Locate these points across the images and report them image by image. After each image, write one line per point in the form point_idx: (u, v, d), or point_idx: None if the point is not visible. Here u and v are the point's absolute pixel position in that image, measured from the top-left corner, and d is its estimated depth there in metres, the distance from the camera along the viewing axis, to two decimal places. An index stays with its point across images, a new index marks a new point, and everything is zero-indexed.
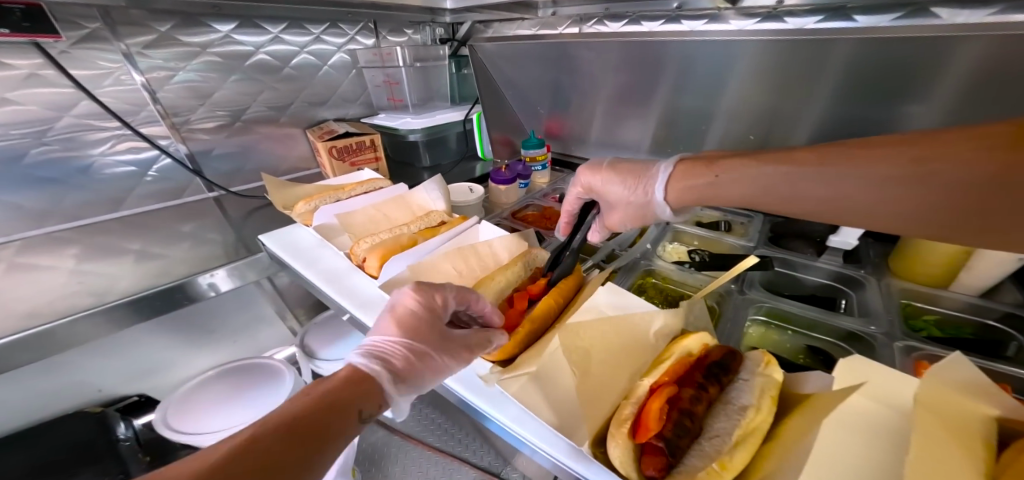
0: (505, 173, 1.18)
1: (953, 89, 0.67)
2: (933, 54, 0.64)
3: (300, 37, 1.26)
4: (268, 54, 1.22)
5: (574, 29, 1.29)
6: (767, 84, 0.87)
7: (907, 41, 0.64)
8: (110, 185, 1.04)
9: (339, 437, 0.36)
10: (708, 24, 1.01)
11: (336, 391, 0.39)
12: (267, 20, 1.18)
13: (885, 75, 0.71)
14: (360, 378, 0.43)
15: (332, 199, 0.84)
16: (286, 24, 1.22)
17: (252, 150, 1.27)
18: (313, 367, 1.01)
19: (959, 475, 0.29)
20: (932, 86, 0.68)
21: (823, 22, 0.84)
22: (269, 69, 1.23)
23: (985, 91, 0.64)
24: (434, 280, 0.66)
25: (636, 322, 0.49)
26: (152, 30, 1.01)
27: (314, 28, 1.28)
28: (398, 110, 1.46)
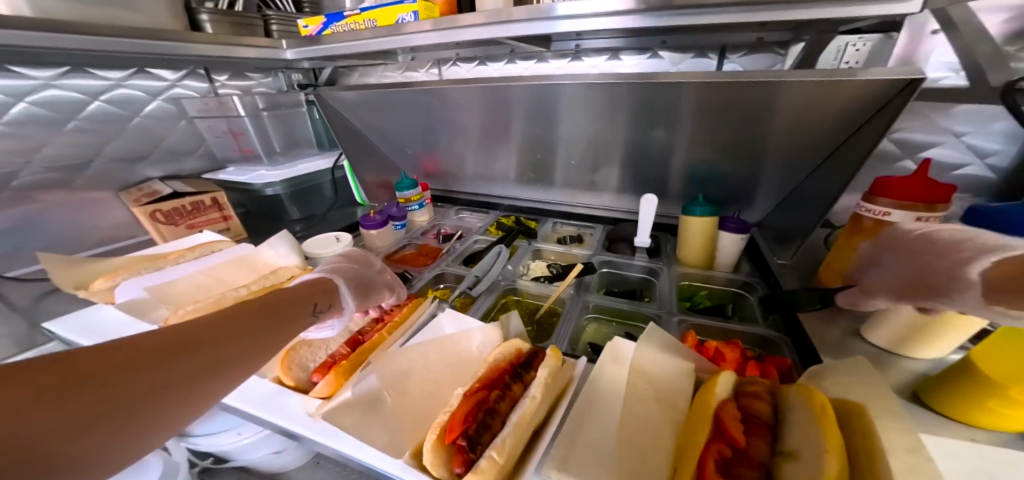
0: (374, 218, 1.18)
1: (690, 122, 0.96)
2: (673, 96, 0.92)
3: (90, 84, 1.07)
4: (36, 103, 0.99)
5: (434, 70, 1.48)
6: (588, 114, 1.09)
7: (662, 86, 0.91)
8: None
9: (298, 315, 0.54)
10: (536, 63, 1.29)
11: (298, 289, 0.57)
12: (26, 64, 0.96)
13: (652, 108, 0.98)
14: (325, 285, 0.61)
15: (149, 269, 0.76)
16: (65, 69, 1.03)
17: (37, 224, 1.03)
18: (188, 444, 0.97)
19: (653, 427, 0.44)
20: (680, 119, 0.97)
21: (607, 59, 1.15)
22: (48, 122, 1.01)
23: (705, 121, 0.94)
24: None
25: (459, 342, 0.58)
26: None
27: (110, 73, 1.11)
28: (250, 161, 1.34)
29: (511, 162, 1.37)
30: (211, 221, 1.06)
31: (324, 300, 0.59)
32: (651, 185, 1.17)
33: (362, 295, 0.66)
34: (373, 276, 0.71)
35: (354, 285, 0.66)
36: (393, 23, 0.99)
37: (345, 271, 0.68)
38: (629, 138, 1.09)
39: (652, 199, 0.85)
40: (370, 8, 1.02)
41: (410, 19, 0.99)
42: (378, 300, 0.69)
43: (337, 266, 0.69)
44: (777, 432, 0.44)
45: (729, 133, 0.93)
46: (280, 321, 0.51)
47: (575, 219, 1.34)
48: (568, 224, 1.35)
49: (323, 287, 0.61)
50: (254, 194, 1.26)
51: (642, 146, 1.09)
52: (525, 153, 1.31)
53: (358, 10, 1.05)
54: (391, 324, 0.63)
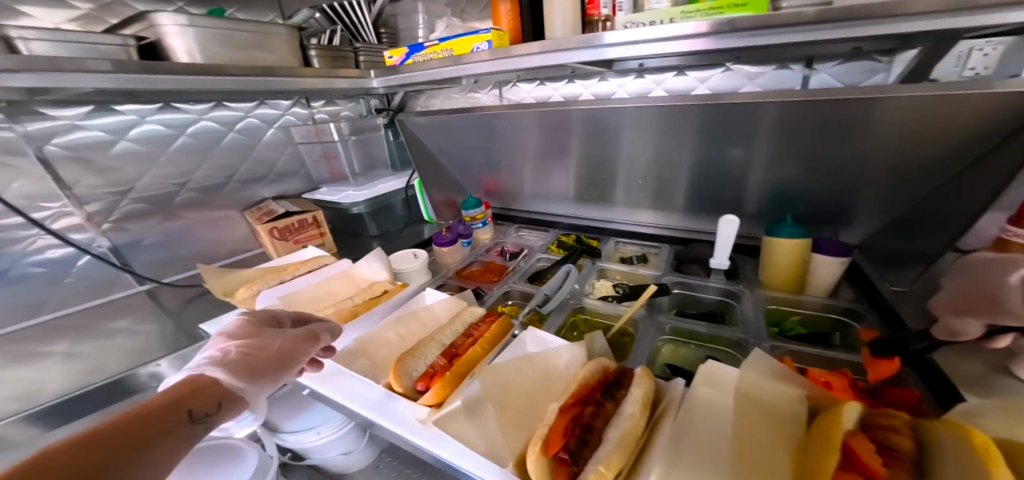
0: (446, 235, 1.27)
1: (766, 139, 0.94)
2: (746, 114, 0.91)
3: (225, 115, 1.26)
4: (191, 136, 1.21)
5: (496, 91, 1.56)
6: (651, 133, 1.10)
7: (736, 106, 0.91)
8: (25, 290, 1.00)
9: (174, 432, 0.48)
10: (598, 82, 1.28)
11: (158, 401, 0.51)
12: (184, 101, 1.17)
13: (723, 126, 0.97)
14: (195, 386, 0.55)
15: (274, 280, 0.89)
16: (212, 104, 1.23)
17: (183, 238, 1.24)
18: (279, 440, 1.09)
19: (765, 453, 0.42)
20: (754, 137, 0.95)
21: (673, 78, 1.11)
22: (194, 150, 1.22)
23: (783, 137, 0.91)
24: (378, 350, 0.72)
25: (547, 358, 0.60)
26: (61, 118, 0.98)
27: (241, 106, 1.29)
28: (339, 182, 1.51)
29: (569, 181, 1.40)
30: (311, 237, 1.22)
31: (199, 406, 0.53)
32: (725, 205, 1.14)
33: (270, 371, 0.62)
34: (279, 340, 0.66)
35: (253, 365, 0.62)
36: (468, 52, 1.05)
37: (242, 352, 0.63)
38: (699, 157, 1.08)
39: (733, 221, 0.83)
40: (449, 39, 1.07)
41: (485, 48, 1.03)
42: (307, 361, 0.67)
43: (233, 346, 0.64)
44: (925, 470, 0.39)
45: (808, 150, 0.90)
46: (147, 451, 0.45)
47: (638, 239, 1.33)
48: (631, 243, 1.34)
49: (203, 388, 0.56)
50: (342, 212, 1.42)
51: (712, 165, 1.07)
52: (586, 171, 1.34)
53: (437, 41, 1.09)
54: (486, 339, 0.69)
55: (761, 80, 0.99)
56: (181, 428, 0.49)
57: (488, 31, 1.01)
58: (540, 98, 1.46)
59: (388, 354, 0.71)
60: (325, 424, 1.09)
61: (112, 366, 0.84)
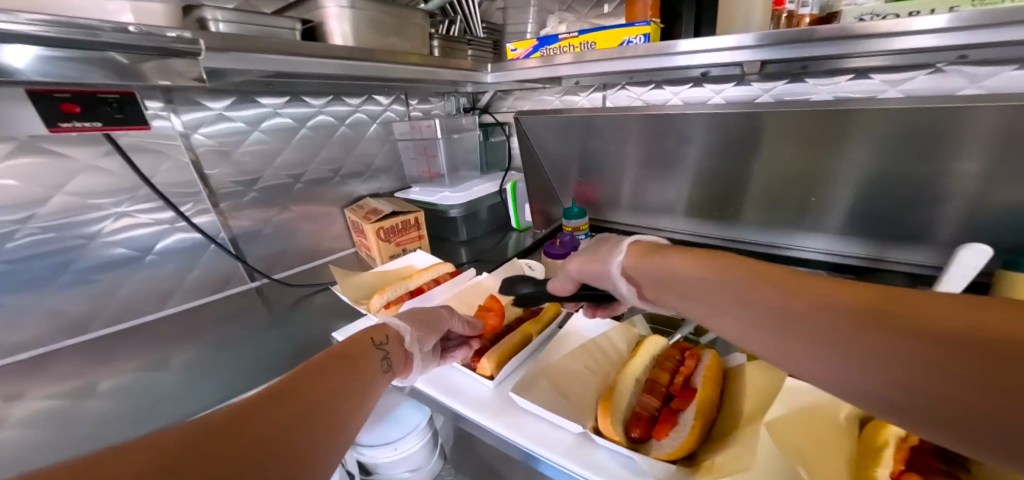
0: (560, 247, 1.16)
1: (979, 142, 0.76)
2: (951, 120, 0.75)
3: (341, 110, 1.21)
4: (311, 128, 1.14)
5: (598, 94, 1.42)
6: (796, 143, 0.95)
7: (933, 110, 0.75)
8: (158, 277, 0.95)
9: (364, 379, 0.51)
10: (735, 86, 1.14)
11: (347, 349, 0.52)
12: (311, 94, 1.12)
13: (915, 136, 0.81)
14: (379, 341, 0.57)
15: (403, 288, 0.84)
16: (328, 98, 1.16)
17: (292, 232, 1.16)
18: (358, 456, 0.93)
19: None
20: (960, 140, 0.78)
21: (853, 81, 0.98)
22: (312, 143, 1.15)
23: (1005, 154, 0.76)
24: (563, 381, 0.61)
25: (822, 408, 0.47)
26: (211, 108, 0.94)
27: (352, 100, 1.23)
28: (434, 183, 1.41)
29: (680, 193, 1.27)
30: (410, 239, 1.15)
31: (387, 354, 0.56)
32: (907, 229, 0.98)
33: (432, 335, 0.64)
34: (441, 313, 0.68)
35: (419, 325, 0.64)
36: (616, 45, 0.96)
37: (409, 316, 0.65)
38: (870, 169, 0.92)
39: (986, 249, 0.70)
40: (591, 31, 1.00)
41: (638, 42, 0.93)
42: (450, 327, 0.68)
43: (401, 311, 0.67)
44: None
45: None
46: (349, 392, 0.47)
47: None
48: None
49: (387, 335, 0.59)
50: (437, 214, 1.35)
51: (894, 176, 0.90)
52: (706, 185, 1.20)
53: (575, 32, 1.03)
54: (711, 376, 0.55)
55: (989, 83, 0.86)
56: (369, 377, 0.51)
57: (647, 23, 0.91)
58: (654, 102, 1.30)
59: (583, 391, 0.59)
60: (404, 440, 0.93)
61: (250, 374, 0.75)
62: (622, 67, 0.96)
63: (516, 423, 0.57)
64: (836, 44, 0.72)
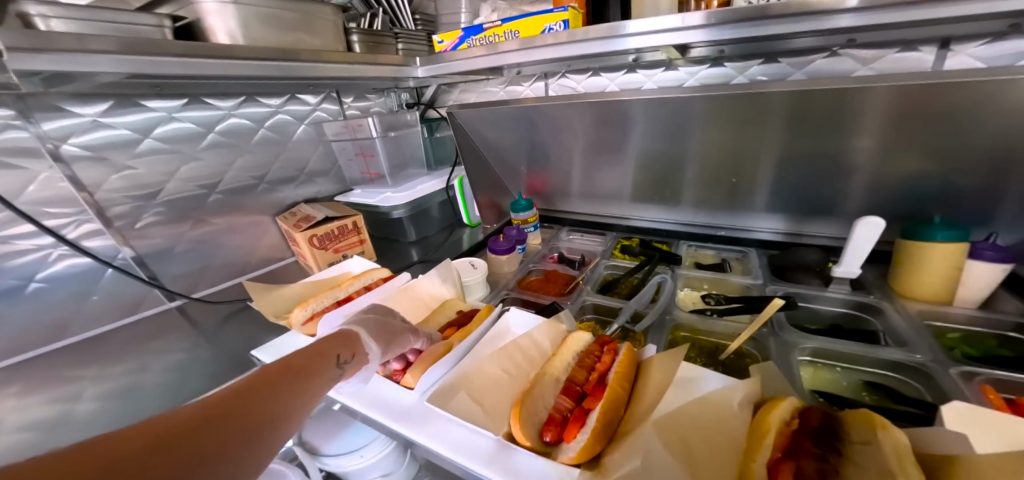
0: (503, 243, 1.14)
1: (874, 121, 0.80)
2: (849, 98, 0.78)
3: (258, 111, 1.14)
4: (220, 132, 1.07)
5: (540, 83, 1.40)
6: (724, 125, 0.97)
7: (836, 90, 0.78)
8: (49, 307, 0.88)
9: (325, 376, 0.53)
10: (664, 71, 1.14)
11: (315, 347, 0.56)
12: (215, 96, 1.04)
13: (819, 117, 0.85)
14: (345, 341, 0.60)
15: (330, 298, 0.81)
16: (241, 99, 1.10)
17: (214, 245, 1.10)
18: (320, 464, 0.91)
19: None
20: (859, 120, 0.82)
21: (762, 65, 0.99)
22: (226, 150, 1.08)
23: (898, 128, 0.80)
24: (483, 387, 0.60)
25: (716, 400, 0.49)
26: (81, 115, 0.85)
27: (272, 101, 1.17)
28: (375, 184, 1.37)
29: (625, 178, 1.28)
30: (352, 245, 1.11)
31: (347, 352, 0.58)
32: (818, 204, 1.02)
33: (387, 339, 0.65)
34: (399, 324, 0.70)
35: (378, 332, 0.65)
36: (538, 33, 0.94)
37: (368, 320, 0.67)
38: (787, 145, 0.94)
39: (876, 222, 0.74)
40: (513, 19, 0.96)
41: (559, 28, 0.91)
42: (406, 344, 0.68)
43: (359, 317, 0.69)
44: None
45: (932, 129, 0.77)
46: (310, 384, 0.50)
47: (717, 243, 1.21)
48: (706, 248, 1.22)
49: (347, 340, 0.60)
50: (379, 216, 1.30)
51: (806, 153, 0.93)
52: (647, 170, 1.21)
53: (500, 21, 1.00)
54: (621, 373, 0.56)
55: (879, 64, 0.89)
56: (330, 372, 0.54)
57: (566, 9, 0.89)
58: (593, 89, 1.30)
59: (498, 395, 0.59)
60: (369, 446, 0.92)
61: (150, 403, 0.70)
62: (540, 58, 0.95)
63: (431, 429, 0.56)
64: (739, 26, 0.73)
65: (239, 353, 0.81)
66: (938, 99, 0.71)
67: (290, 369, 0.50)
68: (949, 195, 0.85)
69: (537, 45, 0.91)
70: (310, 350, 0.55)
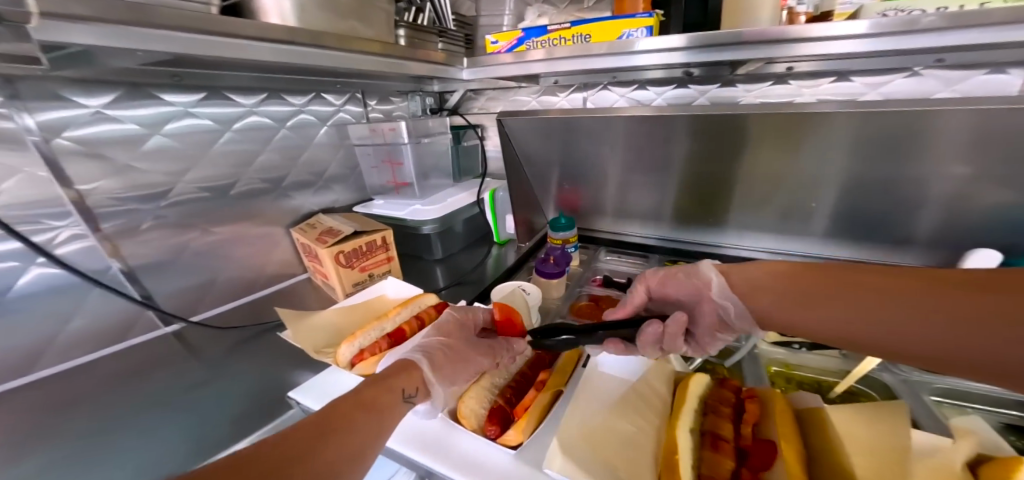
0: (553, 264, 1.03)
1: (938, 145, 0.78)
2: (917, 123, 0.76)
3: (280, 110, 0.98)
4: (239, 131, 0.90)
5: (579, 94, 1.34)
6: (775, 148, 0.94)
7: (905, 112, 0.75)
8: (10, 337, 0.67)
9: (397, 410, 0.44)
10: (719, 89, 1.11)
11: (388, 372, 0.48)
12: (236, 91, 0.89)
13: (889, 141, 0.81)
14: (410, 367, 0.50)
15: (378, 330, 0.66)
16: (264, 95, 0.94)
17: (222, 258, 0.92)
18: None
19: None
20: (925, 146, 0.79)
21: (833, 82, 0.98)
22: (243, 152, 0.92)
23: (981, 154, 0.77)
24: (607, 443, 0.48)
25: (930, 460, 0.39)
26: (83, 105, 0.68)
27: (296, 99, 1.02)
28: (401, 194, 1.21)
29: (660, 198, 1.22)
30: (378, 263, 0.96)
31: (412, 383, 0.48)
32: (881, 229, 1.00)
33: (457, 369, 0.55)
34: (473, 346, 0.59)
35: (446, 365, 0.54)
36: (615, 39, 0.86)
37: (438, 344, 0.57)
38: (852, 172, 0.91)
39: (997, 257, 0.69)
40: (585, 23, 0.89)
41: (641, 35, 0.84)
42: (479, 366, 0.58)
43: (427, 339, 0.59)
44: None
45: (999, 147, 0.74)
46: (383, 418, 0.42)
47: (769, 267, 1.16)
48: None
49: (410, 369, 0.50)
50: (407, 231, 1.15)
51: (873, 178, 0.90)
52: (689, 187, 1.15)
53: (567, 24, 0.92)
54: (782, 422, 0.46)
55: (961, 86, 0.88)
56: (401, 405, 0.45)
57: (650, 16, 0.82)
58: (638, 101, 1.25)
59: (637, 457, 0.47)
60: None
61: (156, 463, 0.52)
62: (594, 66, 0.91)
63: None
64: (852, 43, 0.68)
65: (270, 394, 0.64)
66: (1015, 124, 0.69)
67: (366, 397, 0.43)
68: None
69: (602, 50, 0.86)
70: (385, 376, 0.47)
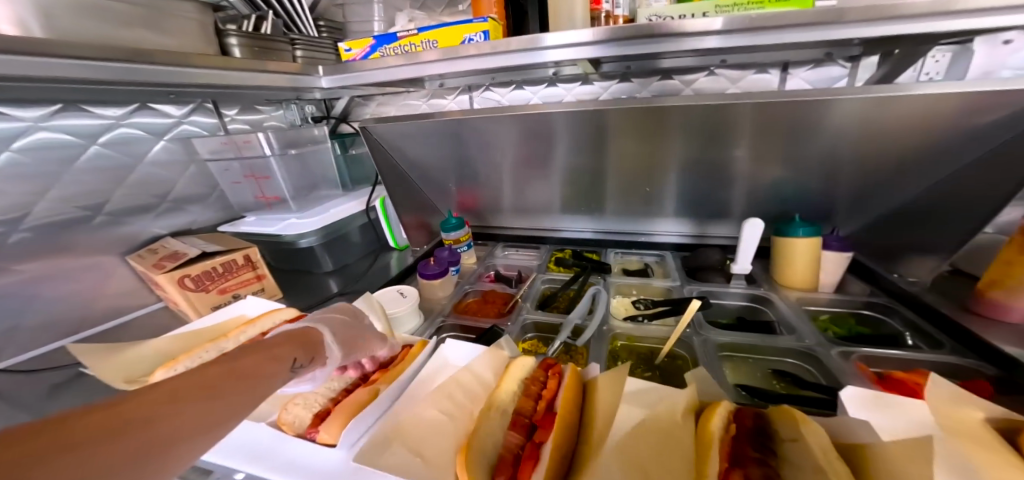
0: (434, 266, 1.07)
1: (746, 133, 0.91)
2: (722, 114, 0.87)
3: (84, 123, 0.91)
4: (21, 150, 0.82)
5: (465, 96, 1.38)
6: (633, 137, 1.01)
7: (713, 106, 0.86)
8: None
9: (274, 377, 0.45)
10: (581, 85, 1.22)
11: (275, 343, 0.49)
12: (9, 102, 0.80)
13: (703, 129, 0.93)
14: (305, 340, 0.53)
15: (210, 353, 0.66)
16: (56, 107, 0.86)
17: (29, 297, 0.84)
18: None
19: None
20: (735, 135, 0.92)
21: (660, 81, 1.11)
22: (37, 174, 0.84)
23: (758, 139, 0.91)
24: (419, 435, 0.52)
25: (661, 413, 0.49)
26: None
27: (110, 111, 0.95)
28: (273, 208, 1.19)
29: (553, 191, 1.29)
30: (244, 282, 0.93)
31: (302, 355, 0.50)
32: (714, 208, 1.14)
33: (345, 351, 0.58)
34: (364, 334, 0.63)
35: (345, 337, 0.60)
36: (458, 43, 0.91)
37: (333, 327, 0.60)
38: (685, 156, 1.02)
39: (757, 222, 0.89)
40: (432, 29, 0.93)
41: (480, 39, 0.90)
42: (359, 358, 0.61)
43: (326, 315, 0.64)
44: None
45: (783, 132, 0.88)
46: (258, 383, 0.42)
47: (637, 249, 1.30)
48: (630, 254, 1.30)
49: (307, 334, 0.54)
50: (283, 246, 1.12)
51: (700, 165, 1.03)
52: (572, 182, 1.23)
53: (415, 30, 0.96)
54: (569, 397, 0.53)
55: (742, 83, 1.06)
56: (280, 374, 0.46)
57: (485, 19, 0.88)
58: (517, 103, 1.32)
59: (438, 441, 0.51)
60: None
61: None
62: (468, 67, 0.91)
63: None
64: (637, 44, 0.77)
65: None
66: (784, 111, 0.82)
67: (245, 363, 0.43)
68: (799, 196, 1.01)
69: (458, 54, 0.87)
70: (269, 348, 0.48)
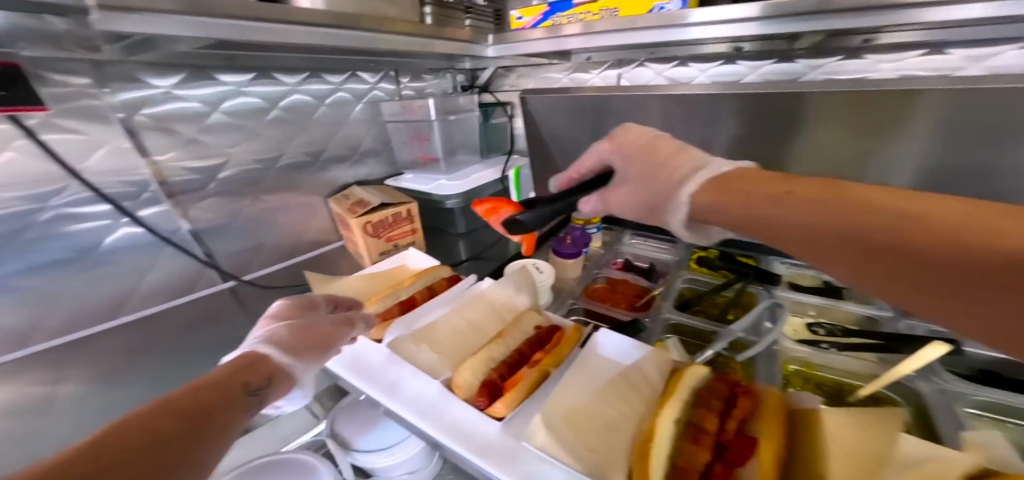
0: (570, 244, 1.03)
1: None
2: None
3: (320, 88, 1.08)
4: (282, 110, 1.02)
5: (612, 72, 1.27)
6: (845, 128, 0.76)
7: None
8: (110, 283, 0.83)
9: (229, 411, 0.40)
10: (775, 62, 1.01)
11: (221, 373, 0.44)
12: (282, 70, 0.99)
13: (979, 120, 0.64)
14: (249, 361, 0.49)
15: (394, 297, 0.73)
16: (306, 74, 1.04)
17: (264, 223, 1.04)
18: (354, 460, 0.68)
19: None
20: None
21: (925, 55, 0.85)
22: (286, 130, 1.03)
23: None
24: (587, 426, 0.49)
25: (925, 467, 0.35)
26: (152, 86, 0.80)
27: (334, 78, 1.11)
28: (427, 168, 1.27)
29: None
30: (403, 234, 1.01)
31: (256, 377, 0.47)
32: None
33: (300, 352, 0.54)
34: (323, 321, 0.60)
35: (293, 344, 0.54)
36: (646, 11, 0.82)
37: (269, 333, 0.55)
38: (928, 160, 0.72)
39: None
40: None
41: (673, 7, 0.79)
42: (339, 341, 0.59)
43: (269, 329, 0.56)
44: None
45: None
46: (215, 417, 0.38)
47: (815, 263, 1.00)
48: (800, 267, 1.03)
49: (253, 364, 0.49)
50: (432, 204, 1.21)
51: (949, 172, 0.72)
52: None
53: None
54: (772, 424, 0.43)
55: None
56: (237, 400, 0.42)
57: None
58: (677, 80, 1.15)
59: (609, 440, 0.48)
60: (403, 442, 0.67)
61: None
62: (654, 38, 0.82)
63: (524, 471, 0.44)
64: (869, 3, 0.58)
65: None
66: None
67: (183, 409, 0.36)
68: None
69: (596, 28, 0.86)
70: (218, 378, 0.43)
